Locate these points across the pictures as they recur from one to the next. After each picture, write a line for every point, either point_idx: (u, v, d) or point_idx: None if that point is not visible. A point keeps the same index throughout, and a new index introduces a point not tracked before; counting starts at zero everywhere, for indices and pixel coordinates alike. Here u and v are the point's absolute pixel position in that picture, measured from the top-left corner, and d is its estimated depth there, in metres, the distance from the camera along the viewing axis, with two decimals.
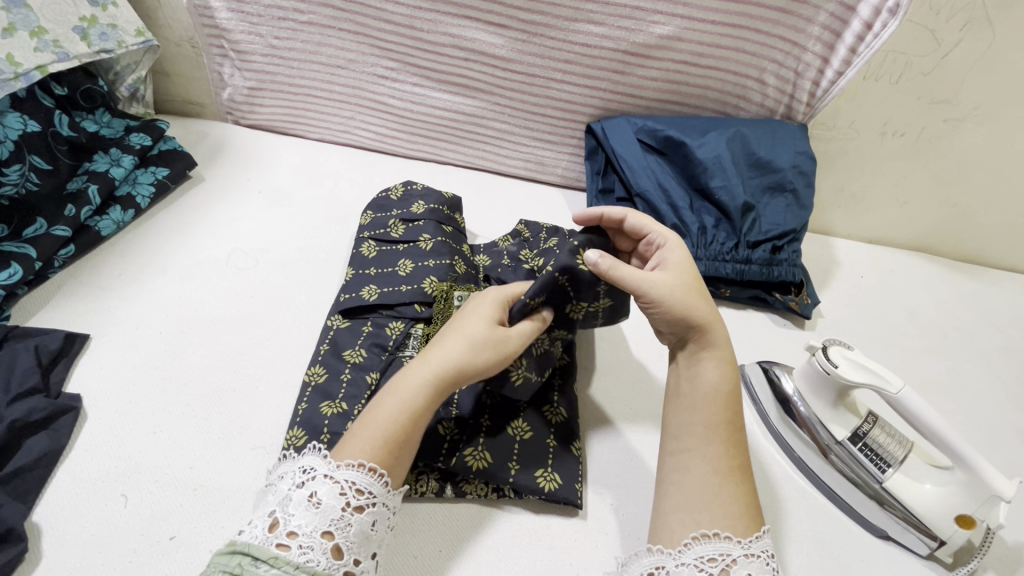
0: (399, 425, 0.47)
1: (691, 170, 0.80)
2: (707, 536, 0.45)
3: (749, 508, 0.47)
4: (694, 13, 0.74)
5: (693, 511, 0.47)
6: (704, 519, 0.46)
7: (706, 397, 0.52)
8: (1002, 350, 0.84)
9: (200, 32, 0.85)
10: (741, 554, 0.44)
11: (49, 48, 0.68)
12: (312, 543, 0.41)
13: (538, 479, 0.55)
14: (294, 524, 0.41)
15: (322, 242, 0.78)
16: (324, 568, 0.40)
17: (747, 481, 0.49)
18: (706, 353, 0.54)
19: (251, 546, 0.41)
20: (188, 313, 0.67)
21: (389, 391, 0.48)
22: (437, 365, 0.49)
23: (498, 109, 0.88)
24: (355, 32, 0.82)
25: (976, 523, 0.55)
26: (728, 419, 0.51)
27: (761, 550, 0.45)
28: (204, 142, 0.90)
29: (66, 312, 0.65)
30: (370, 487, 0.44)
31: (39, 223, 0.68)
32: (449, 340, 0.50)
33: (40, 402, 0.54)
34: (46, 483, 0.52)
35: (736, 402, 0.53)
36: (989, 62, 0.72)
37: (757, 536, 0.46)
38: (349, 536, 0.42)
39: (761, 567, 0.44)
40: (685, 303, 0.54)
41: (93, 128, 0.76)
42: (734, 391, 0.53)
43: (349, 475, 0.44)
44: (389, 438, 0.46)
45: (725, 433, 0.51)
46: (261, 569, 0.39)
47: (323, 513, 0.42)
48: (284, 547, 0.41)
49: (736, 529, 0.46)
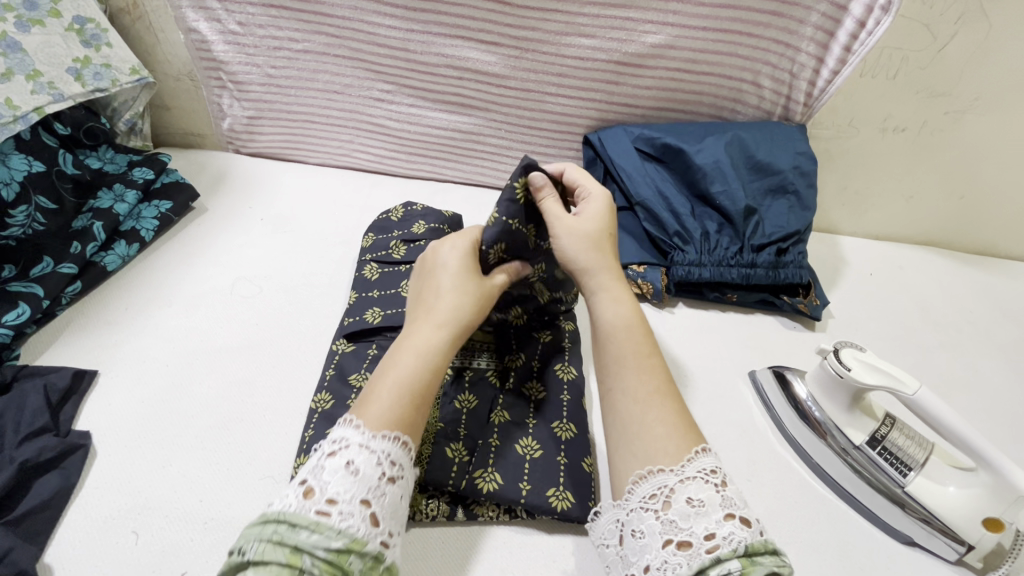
0: (417, 377, 0.48)
1: (690, 177, 0.80)
2: (645, 476, 0.44)
3: (679, 426, 0.46)
4: (685, 20, 0.74)
5: (628, 446, 0.47)
6: (637, 447, 0.46)
7: (609, 334, 0.54)
8: (1018, 342, 0.82)
9: (198, 65, 0.86)
10: (677, 481, 0.43)
11: (45, 90, 0.70)
12: (352, 510, 0.39)
13: (549, 499, 0.54)
14: (332, 491, 0.40)
15: (324, 265, 0.79)
16: (363, 536, 0.39)
17: (674, 404, 0.48)
18: (600, 293, 0.56)
19: (286, 513, 0.39)
20: (194, 345, 0.67)
21: (405, 346, 0.50)
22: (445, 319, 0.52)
23: (495, 125, 0.88)
24: (349, 57, 0.82)
25: (1004, 526, 0.53)
26: (637, 347, 0.52)
27: (696, 471, 0.43)
28: (206, 172, 0.92)
29: (74, 349, 0.65)
30: (401, 458, 0.44)
31: (46, 262, 0.68)
32: (445, 298, 0.53)
33: (51, 441, 0.55)
34: (57, 523, 0.52)
35: (641, 331, 0.54)
36: (988, 52, 0.72)
37: (692, 457, 0.44)
38: (385, 505, 0.41)
39: (700, 488, 0.42)
40: (576, 247, 0.57)
41: (96, 165, 0.78)
42: (634, 320, 0.54)
43: (386, 446, 0.43)
44: (405, 387, 0.47)
45: (637, 361, 0.51)
46: (303, 534, 0.38)
47: (360, 480, 0.41)
48: (324, 513, 0.39)
49: (670, 457, 0.44)
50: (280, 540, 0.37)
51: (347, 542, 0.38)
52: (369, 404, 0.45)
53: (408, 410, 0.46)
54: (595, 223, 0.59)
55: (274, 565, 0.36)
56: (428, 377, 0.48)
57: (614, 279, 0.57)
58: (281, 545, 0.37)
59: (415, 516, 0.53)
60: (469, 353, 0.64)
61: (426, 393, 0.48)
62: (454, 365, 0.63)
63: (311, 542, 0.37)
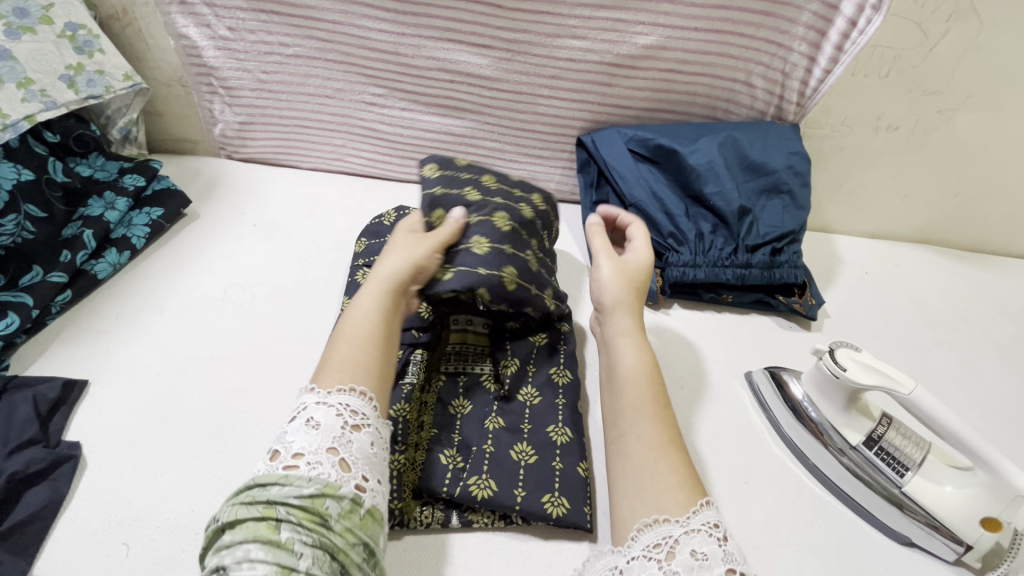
0: (369, 331, 0.54)
1: (684, 178, 0.79)
2: (649, 525, 0.46)
3: (687, 479, 0.48)
4: (677, 21, 0.74)
5: (637, 494, 0.48)
6: (646, 493, 0.48)
7: (628, 380, 0.56)
8: (1014, 340, 0.82)
9: (190, 71, 0.85)
10: (681, 532, 0.44)
11: (37, 98, 0.70)
12: (319, 459, 0.44)
13: (544, 505, 0.53)
14: (297, 447, 0.45)
15: (318, 271, 0.78)
16: (335, 479, 0.44)
17: (683, 455, 0.51)
18: (625, 337, 0.60)
19: (257, 478, 0.44)
20: (186, 353, 0.67)
21: (357, 303, 0.56)
22: (386, 279, 0.58)
23: (488, 128, 0.88)
24: (340, 62, 0.82)
25: (1002, 526, 0.53)
26: (653, 397, 0.55)
27: (701, 524, 0.44)
28: (199, 179, 0.91)
29: (64, 359, 0.65)
30: (360, 408, 0.49)
31: (36, 270, 0.68)
32: (390, 257, 0.59)
33: (39, 453, 0.54)
34: (46, 536, 0.51)
35: (656, 382, 0.57)
36: (980, 50, 0.71)
37: (697, 510, 0.45)
38: (352, 450, 0.46)
39: (704, 541, 0.43)
40: (615, 289, 0.63)
41: (87, 173, 0.78)
42: (652, 372, 0.57)
43: (343, 399, 0.48)
44: (357, 342, 0.53)
45: (651, 410, 0.54)
46: (274, 489, 0.43)
47: (324, 433, 0.46)
48: (292, 465, 0.44)
49: (677, 508, 0.46)
50: (254, 497, 0.42)
51: (319, 488, 0.43)
52: (322, 365, 0.51)
53: (359, 360, 0.52)
54: (638, 272, 0.66)
55: (251, 521, 0.41)
56: (377, 330, 0.54)
57: (635, 324, 0.62)
58: (255, 502, 0.42)
59: (409, 523, 0.53)
60: (463, 358, 0.64)
61: (377, 345, 0.53)
62: (448, 370, 0.63)
63: (283, 494, 0.42)
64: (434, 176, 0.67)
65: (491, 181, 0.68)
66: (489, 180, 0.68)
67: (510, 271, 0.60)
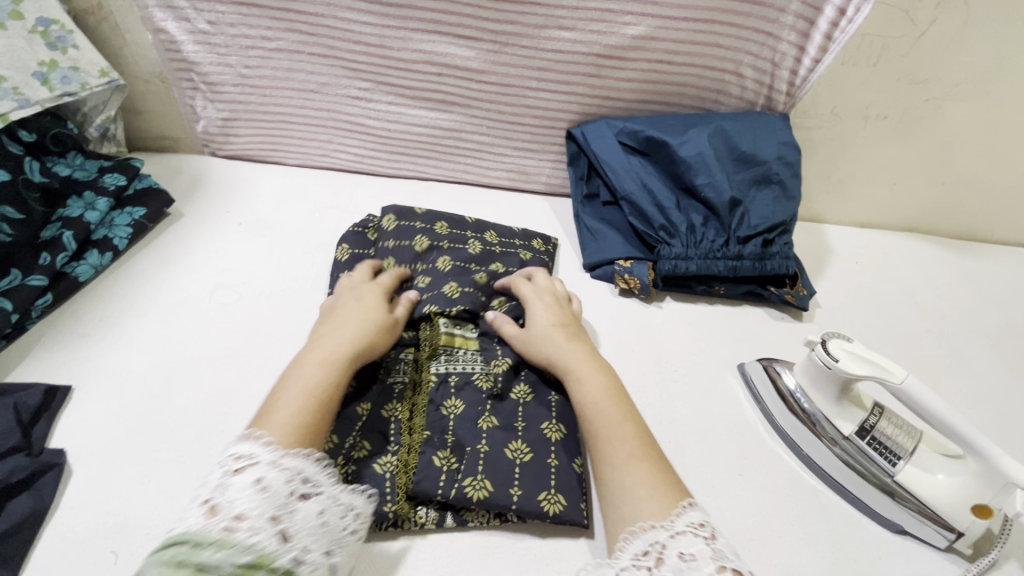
0: (324, 388, 0.53)
1: (675, 169, 0.79)
2: (636, 534, 0.46)
3: (661, 484, 0.50)
4: (666, 11, 0.73)
5: (621, 507, 0.49)
6: (629, 502, 0.49)
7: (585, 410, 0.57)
8: (1002, 327, 0.83)
9: (169, 67, 0.83)
10: (666, 537, 0.45)
11: (10, 96, 0.67)
12: (261, 525, 0.42)
13: (541, 503, 0.53)
14: (239, 508, 0.42)
15: (306, 270, 0.77)
16: (273, 550, 0.41)
17: (651, 461, 0.52)
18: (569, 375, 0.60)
19: (188, 534, 0.40)
20: (172, 355, 0.66)
21: (313, 360, 0.55)
22: (357, 341, 0.58)
23: (476, 122, 0.87)
24: (324, 55, 0.80)
25: (993, 512, 0.53)
26: (612, 418, 0.55)
27: (685, 525, 0.45)
28: (181, 177, 0.89)
29: (47, 365, 0.63)
30: (314, 478, 0.47)
31: (13, 275, 0.66)
32: (352, 323, 0.60)
33: (22, 461, 0.53)
34: (31, 546, 0.50)
35: (613, 401, 0.57)
36: (966, 38, 0.71)
37: (682, 513, 0.47)
38: (297, 520, 0.43)
39: (690, 541, 0.44)
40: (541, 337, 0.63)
41: (66, 172, 0.75)
42: (606, 391, 0.58)
43: (296, 463, 0.47)
44: (308, 393, 0.52)
45: (613, 429, 0.54)
46: (208, 551, 0.39)
47: (270, 497, 0.43)
48: (229, 529, 0.41)
49: (659, 513, 0.47)
50: (182, 559, 0.38)
51: (256, 557, 0.40)
52: (266, 409, 0.51)
53: (308, 413, 0.50)
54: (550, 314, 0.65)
55: None
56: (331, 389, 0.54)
57: (576, 357, 0.61)
58: (184, 564, 0.38)
59: (403, 524, 0.52)
60: (454, 359, 0.63)
61: (329, 401, 0.53)
62: (439, 371, 0.61)
63: (217, 558, 0.39)
64: (389, 226, 0.75)
65: (443, 227, 0.76)
66: (441, 226, 0.76)
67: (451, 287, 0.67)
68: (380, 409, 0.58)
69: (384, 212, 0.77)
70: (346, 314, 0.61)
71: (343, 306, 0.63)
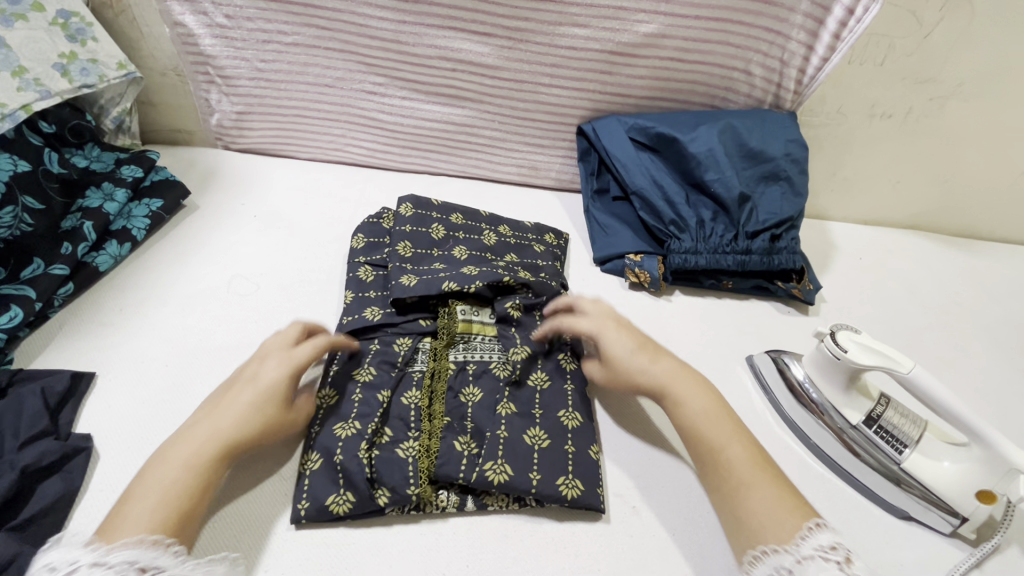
0: (182, 491, 0.46)
1: (684, 165, 0.80)
2: (764, 557, 0.45)
3: (787, 502, 0.48)
4: (678, 10, 0.74)
5: (748, 528, 0.48)
6: (755, 528, 0.47)
7: (695, 426, 0.54)
8: (1002, 322, 0.85)
9: (185, 60, 0.84)
10: (795, 561, 0.44)
11: (32, 87, 0.68)
12: None
13: (560, 487, 0.54)
14: None
15: (321, 262, 0.78)
16: None
17: (774, 480, 0.50)
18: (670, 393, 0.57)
19: None
20: (192, 344, 0.67)
21: (172, 456, 0.48)
22: (228, 434, 0.50)
23: (488, 117, 0.88)
24: (340, 50, 0.81)
25: (996, 497, 0.55)
26: (729, 436, 0.53)
27: (813, 548, 0.44)
28: (196, 169, 0.90)
29: (70, 352, 0.64)
30: (154, 562, 0.42)
31: (36, 264, 0.67)
32: (234, 410, 0.51)
33: (51, 444, 0.54)
34: (63, 527, 0.51)
35: (725, 418, 0.55)
36: (970, 39, 0.73)
37: (807, 534, 0.45)
38: None
39: (820, 565, 0.43)
40: (631, 359, 0.59)
41: (83, 164, 0.76)
42: (715, 408, 0.55)
43: (129, 554, 0.41)
44: (164, 498, 0.45)
45: (730, 449, 0.52)
46: None
47: None
48: None
49: (784, 535, 0.46)
50: None
51: None
52: (113, 513, 0.44)
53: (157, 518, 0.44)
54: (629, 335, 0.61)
55: None
56: (193, 494, 0.47)
57: (676, 373, 0.58)
58: None
59: (425, 508, 0.54)
60: (471, 348, 0.65)
61: (189, 506, 0.46)
62: (457, 360, 0.63)
63: None
64: (406, 213, 0.76)
65: (458, 219, 0.78)
66: (456, 217, 0.79)
67: (469, 268, 0.68)
68: (400, 395, 0.59)
69: (399, 202, 0.78)
70: (236, 396, 0.53)
71: (238, 383, 0.54)
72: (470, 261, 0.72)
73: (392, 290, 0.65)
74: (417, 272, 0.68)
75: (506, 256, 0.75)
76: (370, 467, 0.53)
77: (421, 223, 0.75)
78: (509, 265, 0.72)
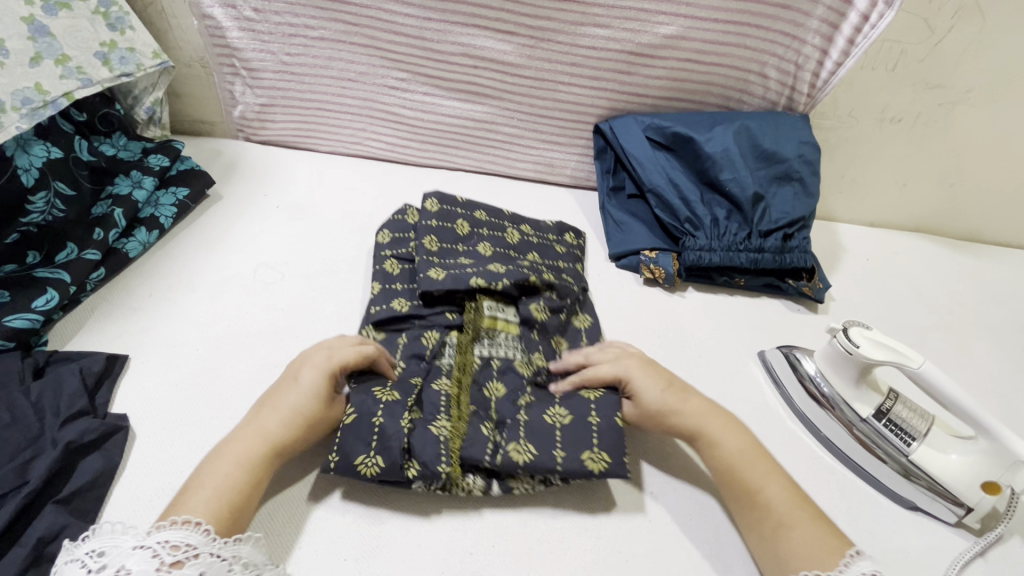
0: (236, 485, 0.49)
1: (700, 165, 0.82)
2: None
3: (826, 528, 0.52)
4: (698, 12, 0.76)
5: (789, 559, 0.51)
6: (795, 564, 0.50)
7: (733, 466, 0.56)
8: (1004, 323, 0.87)
9: (212, 52, 0.85)
10: None
11: (74, 75, 0.70)
12: None
13: (585, 462, 0.56)
14: None
15: (344, 251, 0.80)
16: None
17: (812, 513, 0.53)
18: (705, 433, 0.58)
19: None
20: (219, 329, 0.68)
21: (224, 453, 0.51)
22: (277, 430, 0.53)
23: (508, 114, 0.90)
24: (365, 45, 0.83)
25: (1001, 488, 0.57)
26: (764, 472, 0.56)
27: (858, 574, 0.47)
28: (219, 160, 0.92)
29: (105, 334, 0.66)
30: (186, 540, 0.43)
31: (71, 249, 0.69)
32: (280, 410, 0.54)
33: (90, 423, 0.55)
34: (104, 501, 0.52)
35: (759, 455, 0.57)
36: (979, 46, 0.75)
37: (848, 561, 0.48)
38: None
39: None
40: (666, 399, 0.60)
41: (111, 152, 0.77)
42: (750, 447, 0.57)
43: (167, 536, 0.43)
44: (221, 491, 0.48)
45: (769, 487, 0.55)
46: None
47: None
48: None
49: (827, 564, 0.49)
50: None
51: None
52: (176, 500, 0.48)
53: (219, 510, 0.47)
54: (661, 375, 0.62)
55: None
56: (248, 489, 0.50)
57: (711, 414, 0.60)
58: None
59: (452, 489, 0.56)
60: (496, 344, 0.67)
61: (243, 498, 0.49)
62: (482, 354, 0.65)
63: None
64: (433, 209, 0.78)
65: (482, 216, 0.80)
66: (480, 215, 0.80)
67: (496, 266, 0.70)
68: (431, 383, 0.61)
69: (426, 197, 0.79)
70: (283, 397, 0.55)
71: (286, 392, 0.56)
72: (495, 258, 0.74)
73: (420, 283, 0.68)
74: (445, 266, 0.70)
75: (530, 255, 0.77)
76: (406, 437, 0.55)
77: (446, 219, 0.77)
78: (532, 264, 0.74)
